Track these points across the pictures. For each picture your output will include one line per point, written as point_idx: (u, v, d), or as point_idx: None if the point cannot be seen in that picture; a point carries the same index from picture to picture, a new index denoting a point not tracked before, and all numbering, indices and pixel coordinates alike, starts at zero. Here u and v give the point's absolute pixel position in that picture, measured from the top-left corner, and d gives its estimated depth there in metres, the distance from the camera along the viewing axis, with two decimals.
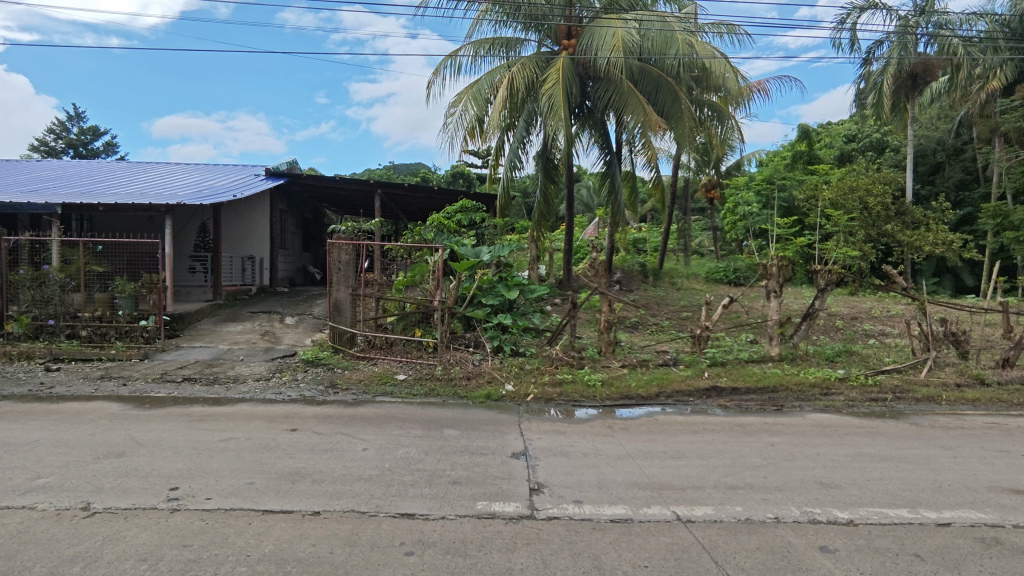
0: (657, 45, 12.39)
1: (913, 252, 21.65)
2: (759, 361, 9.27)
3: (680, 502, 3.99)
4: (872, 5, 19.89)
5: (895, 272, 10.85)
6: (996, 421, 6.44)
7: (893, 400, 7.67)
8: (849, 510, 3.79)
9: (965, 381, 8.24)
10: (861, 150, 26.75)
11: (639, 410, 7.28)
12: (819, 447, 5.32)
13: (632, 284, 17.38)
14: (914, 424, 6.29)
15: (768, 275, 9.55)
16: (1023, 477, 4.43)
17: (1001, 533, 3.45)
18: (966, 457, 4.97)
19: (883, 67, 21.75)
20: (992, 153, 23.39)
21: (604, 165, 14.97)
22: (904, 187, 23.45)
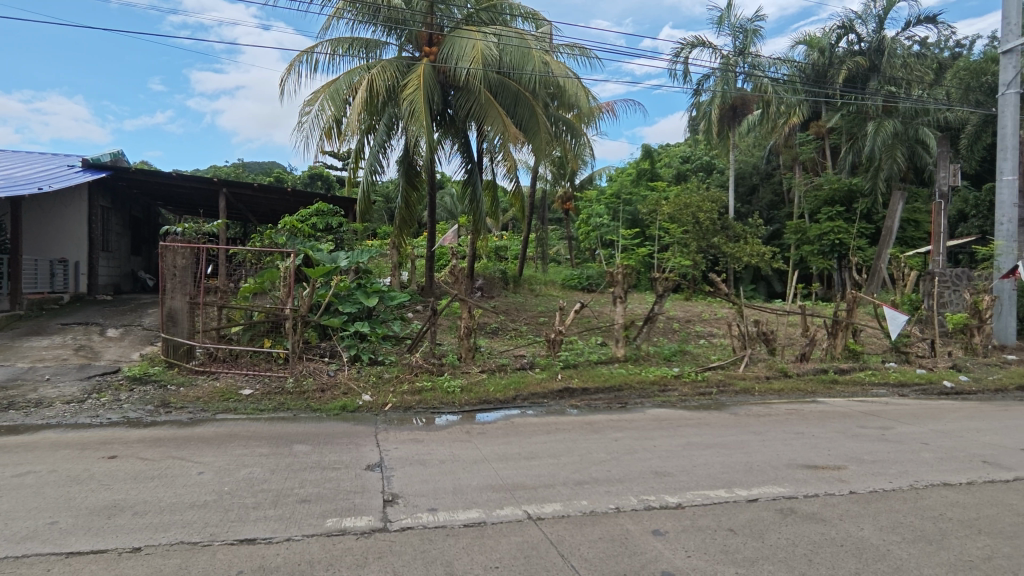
0: (515, 61, 12.85)
1: (735, 263, 24.56)
2: (607, 361, 9.98)
3: (531, 501, 4.13)
4: (701, 42, 22.45)
5: (720, 279, 12.23)
6: (794, 408, 7.55)
7: (718, 393, 8.68)
8: (678, 495, 4.20)
9: (773, 373, 9.57)
10: (693, 170, 29.94)
11: (497, 413, 7.45)
12: (656, 439, 5.83)
13: (493, 291, 17.80)
14: (733, 413, 7.17)
15: (614, 282, 10.29)
16: (813, 454, 5.23)
17: (795, 503, 4.04)
18: (771, 440, 5.76)
19: (711, 99, 24.69)
20: (793, 178, 27.47)
21: (465, 173, 15.12)
22: (728, 205, 26.65)
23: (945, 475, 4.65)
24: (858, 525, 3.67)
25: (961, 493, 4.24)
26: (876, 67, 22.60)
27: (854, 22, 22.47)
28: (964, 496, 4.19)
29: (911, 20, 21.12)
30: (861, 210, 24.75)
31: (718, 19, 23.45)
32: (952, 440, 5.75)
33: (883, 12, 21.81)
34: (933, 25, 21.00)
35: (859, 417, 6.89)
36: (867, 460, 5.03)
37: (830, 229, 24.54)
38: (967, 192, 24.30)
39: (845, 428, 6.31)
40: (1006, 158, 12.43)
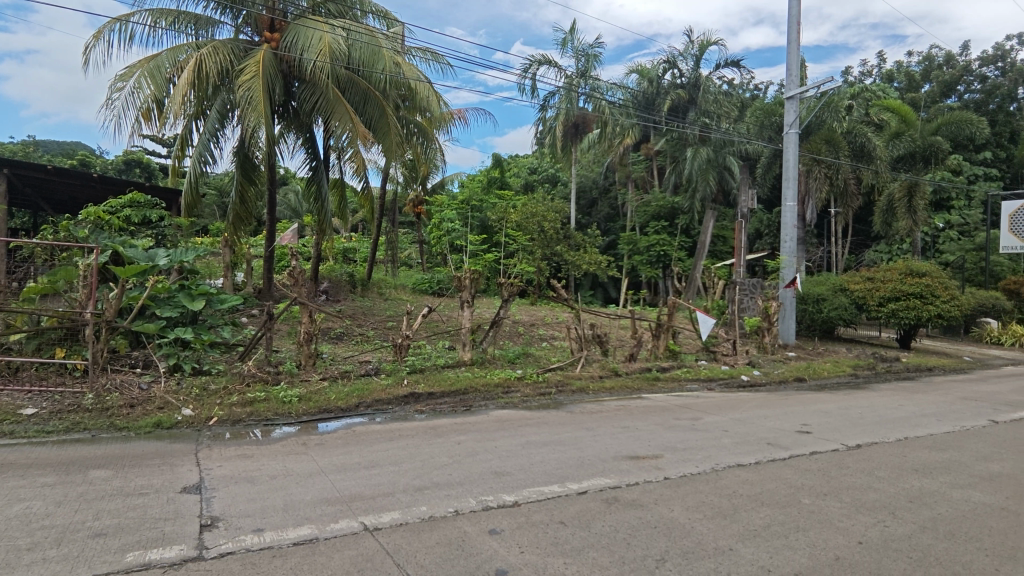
0: (364, 58, 12.49)
1: (575, 270, 26.22)
2: (454, 365, 10.06)
3: (368, 511, 4.00)
4: (547, 61, 23.66)
5: (561, 285, 12.95)
6: (622, 404, 8.24)
7: (556, 392, 9.15)
8: (515, 493, 4.35)
9: (605, 373, 10.38)
10: (540, 181, 31.67)
11: (338, 422, 7.10)
12: (497, 440, 5.98)
13: (339, 294, 17.01)
14: (569, 411, 7.61)
15: (462, 286, 10.36)
16: (636, 446, 5.74)
17: (619, 492, 4.39)
18: (601, 434, 6.20)
19: (555, 115, 26.31)
20: (627, 194, 30.11)
21: (309, 170, 14.29)
22: (570, 215, 28.35)
23: (739, 457, 5.38)
24: (670, 507, 4.09)
25: (751, 472, 4.92)
26: (693, 100, 25.22)
27: (677, 58, 25.15)
28: (753, 474, 4.87)
29: (721, 62, 24.18)
30: (680, 225, 27.94)
31: (563, 41, 24.87)
32: (746, 426, 6.67)
33: (699, 52, 24.68)
34: (737, 68, 24.28)
35: (675, 410, 7.70)
36: (680, 448, 5.64)
37: (656, 242, 27.38)
38: (762, 214, 28.49)
39: (664, 420, 7.02)
40: (789, 187, 14.77)
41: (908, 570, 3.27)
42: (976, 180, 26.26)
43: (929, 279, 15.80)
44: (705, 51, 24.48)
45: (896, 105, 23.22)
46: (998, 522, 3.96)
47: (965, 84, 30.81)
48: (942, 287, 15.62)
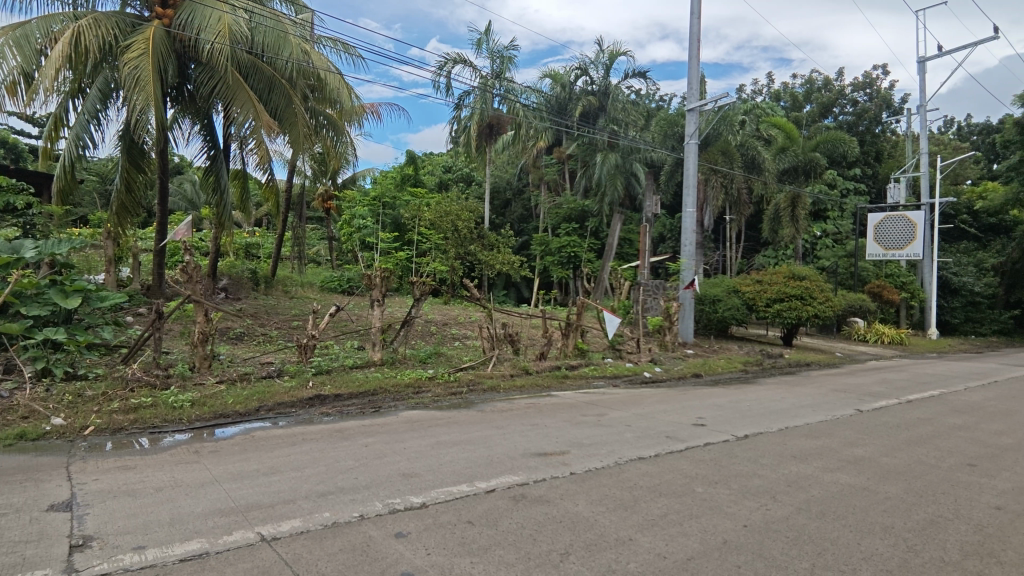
0: (269, 44, 11.90)
1: (489, 269, 26.33)
2: (363, 366, 9.78)
3: (266, 520, 3.80)
4: (462, 59, 23.59)
5: (474, 284, 12.94)
6: (532, 402, 8.37)
7: (467, 391, 9.13)
8: (423, 494, 4.29)
9: (516, 371, 10.53)
10: (454, 180, 31.74)
11: (236, 428, 6.67)
12: (406, 441, 5.88)
13: (240, 292, 16.01)
14: (480, 410, 7.62)
15: (372, 284, 10.08)
16: (544, 443, 5.85)
17: (526, 489, 4.46)
18: (510, 433, 6.27)
19: (470, 115, 26.35)
20: (540, 196, 30.71)
21: (207, 159, 13.36)
22: (484, 215, 28.43)
23: (640, 450, 5.64)
24: (575, 501, 4.21)
25: (651, 464, 5.17)
26: (603, 107, 26.09)
27: (588, 66, 25.93)
28: (652, 466, 5.12)
29: (629, 72, 25.22)
30: (590, 228, 28.86)
31: (478, 41, 24.89)
32: (647, 420, 7.01)
33: (609, 60, 25.57)
34: (643, 79, 25.43)
35: (582, 407, 7.94)
36: (586, 443, 5.83)
37: (567, 243, 28.13)
38: (666, 219, 30.07)
39: (571, 417, 7.21)
40: (689, 194, 15.68)
41: (786, 547, 3.58)
42: (848, 194, 29.18)
43: (809, 282, 17.38)
44: (614, 60, 25.41)
45: (783, 123, 25.15)
46: (862, 501, 4.42)
47: (840, 106, 34.14)
48: (820, 290, 17.21)
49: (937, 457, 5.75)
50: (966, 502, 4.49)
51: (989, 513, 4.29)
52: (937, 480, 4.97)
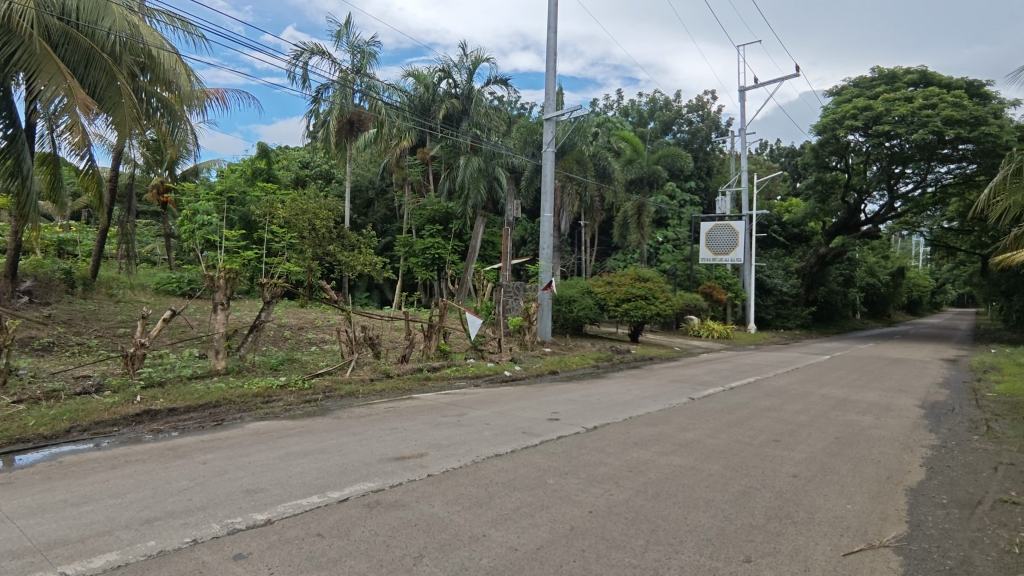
0: (86, 11, 10.49)
1: (350, 270, 25.32)
2: (203, 376, 8.90)
3: (74, 557, 3.30)
4: (320, 50, 22.43)
5: (331, 286, 12.31)
6: (392, 406, 8.19)
7: (323, 398, 8.66)
8: (268, 510, 4.01)
9: (376, 375, 10.27)
10: (312, 176, 30.33)
11: (39, 453, 5.70)
12: (251, 455, 5.44)
13: (49, 295, 13.75)
14: (336, 417, 7.30)
15: (214, 287, 9.15)
16: (402, 446, 5.76)
17: (382, 495, 4.34)
18: (367, 438, 6.08)
19: (329, 110, 25.22)
20: (403, 196, 30.30)
21: (4, 140, 11.30)
22: (343, 214, 27.28)
23: (496, 447, 5.76)
24: (430, 503, 4.19)
25: (506, 460, 5.31)
26: (466, 111, 26.09)
27: (451, 69, 26.05)
28: (507, 462, 5.27)
29: (491, 78, 25.71)
30: (454, 229, 28.98)
31: (337, 33, 23.86)
32: (504, 418, 7.19)
33: (472, 66, 25.83)
34: (505, 86, 26.07)
35: (441, 408, 7.94)
36: (444, 444, 5.83)
37: (431, 245, 28.05)
38: (527, 223, 31.21)
39: (431, 418, 7.18)
40: (547, 200, 16.32)
41: (625, 528, 3.87)
42: (685, 204, 32.38)
43: (652, 284, 18.97)
44: (477, 66, 25.75)
45: (630, 136, 27.27)
46: (689, 479, 4.92)
47: (678, 125, 37.98)
48: (661, 290, 18.85)
49: (750, 435, 6.58)
50: (771, 472, 5.20)
51: (788, 480, 5.00)
52: (750, 456, 5.70)
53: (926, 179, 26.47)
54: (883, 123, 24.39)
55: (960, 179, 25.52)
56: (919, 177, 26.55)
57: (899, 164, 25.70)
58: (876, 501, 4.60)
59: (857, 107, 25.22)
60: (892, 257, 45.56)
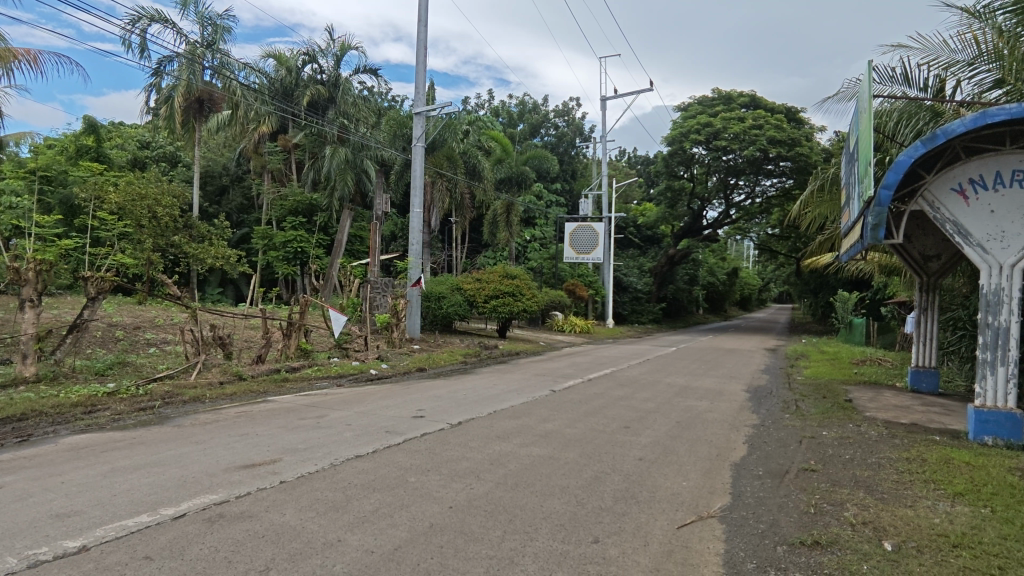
0: None
1: (198, 264, 23.00)
2: (5, 386, 7.59)
3: None
4: (162, 17, 20.10)
5: (173, 281, 11.04)
6: (244, 410, 7.57)
7: (160, 406, 7.73)
8: (82, 536, 3.51)
9: (226, 378, 9.43)
10: (153, 159, 27.40)
11: None
12: (65, 473, 4.73)
13: None
14: (175, 426, 6.59)
15: (21, 281, 7.80)
16: (252, 453, 5.36)
17: (225, 507, 4.00)
18: (212, 447, 5.57)
19: (173, 84, 22.65)
20: (262, 185, 28.26)
21: None
22: (191, 202, 24.64)
23: (357, 448, 5.57)
24: (281, 511, 3.94)
25: (366, 461, 5.15)
26: (333, 99, 25.17)
27: (316, 53, 24.76)
28: (367, 463, 5.11)
29: (359, 67, 24.79)
30: (319, 223, 27.56)
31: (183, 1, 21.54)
32: (367, 418, 6.97)
33: (339, 52, 24.68)
34: (374, 77, 25.24)
35: (300, 410, 7.49)
36: (300, 448, 5.52)
37: (293, 238, 26.29)
38: (396, 218, 30.63)
39: (286, 422, 6.75)
40: (416, 195, 16.04)
41: (484, 520, 3.94)
42: (551, 205, 33.67)
43: (519, 281, 19.48)
44: (344, 53, 24.65)
45: (500, 136, 27.94)
46: (546, 468, 5.13)
47: (545, 129, 39.62)
48: (527, 288, 19.44)
49: (604, 424, 7.02)
50: (621, 457, 5.59)
51: (634, 464, 5.41)
52: (602, 443, 6.08)
53: (754, 191, 30.05)
54: (720, 139, 27.29)
55: (781, 191, 29.25)
56: (749, 189, 30.08)
57: (733, 177, 28.93)
58: (707, 477, 5.14)
59: (700, 124, 27.97)
60: (728, 258, 51.22)
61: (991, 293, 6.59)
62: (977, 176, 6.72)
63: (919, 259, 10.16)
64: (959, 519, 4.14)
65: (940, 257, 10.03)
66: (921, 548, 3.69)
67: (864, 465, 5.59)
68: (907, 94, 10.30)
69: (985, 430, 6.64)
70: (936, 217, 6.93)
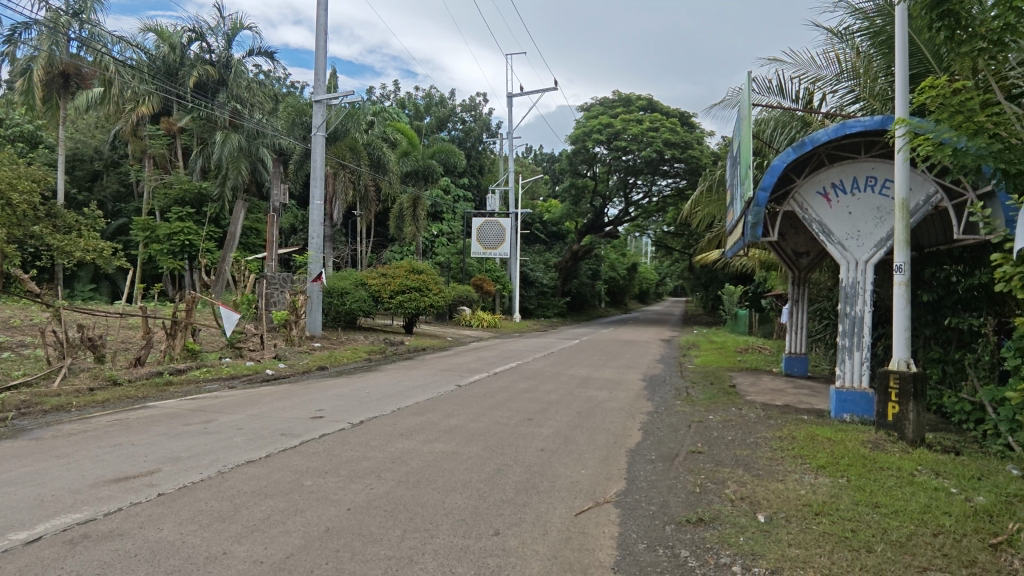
0: None
1: (64, 257, 20.57)
2: None
3: None
4: None
5: (32, 277, 9.81)
6: (118, 418, 6.89)
7: (15, 417, 6.86)
8: None
9: (98, 384, 8.53)
10: (8, 138, 24.24)
11: None
12: None
13: None
14: (33, 438, 5.87)
15: None
16: (127, 465, 4.89)
17: (91, 527, 3.62)
18: (78, 460, 5.03)
19: (31, 55, 20.07)
20: (142, 171, 25.85)
21: None
22: (55, 187, 22.04)
23: (248, 454, 5.25)
24: (157, 527, 3.63)
25: (257, 466, 4.87)
26: (223, 81, 23.43)
27: (204, 31, 22.96)
28: (259, 468, 4.83)
29: (253, 49, 23.25)
30: (209, 214, 25.55)
31: None
32: (261, 421, 6.59)
33: (230, 31, 22.99)
34: (270, 60, 23.81)
35: (184, 416, 6.94)
36: (183, 457, 5.11)
37: (179, 230, 23.90)
38: (295, 210, 29.18)
39: (169, 429, 6.22)
40: (317, 186, 15.30)
41: (383, 521, 3.85)
42: (459, 200, 33.49)
43: (425, 276, 19.21)
44: (237, 33, 22.99)
45: (406, 129, 27.44)
46: (450, 464, 5.12)
47: (452, 123, 39.43)
48: (434, 283, 19.22)
49: (507, 416, 7.12)
50: (523, 449, 5.69)
51: (536, 454, 5.53)
52: (505, 436, 6.16)
53: (651, 190, 31.64)
54: (620, 140, 28.46)
55: (675, 191, 31.01)
56: (647, 188, 31.66)
57: (632, 176, 30.30)
58: (605, 464, 5.35)
59: (601, 124, 29.04)
60: (628, 253, 53.61)
61: (849, 286, 7.39)
62: (838, 181, 7.50)
63: (791, 255, 11.19)
64: (821, 489, 4.61)
65: (809, 253, 11.10)
66: (790, 518, 4.07)
67: (744, 445, 6.07)
68: (782, 104, 11.27)
69: (844, 408, 7.43)
70: (804, 217, 7.66)
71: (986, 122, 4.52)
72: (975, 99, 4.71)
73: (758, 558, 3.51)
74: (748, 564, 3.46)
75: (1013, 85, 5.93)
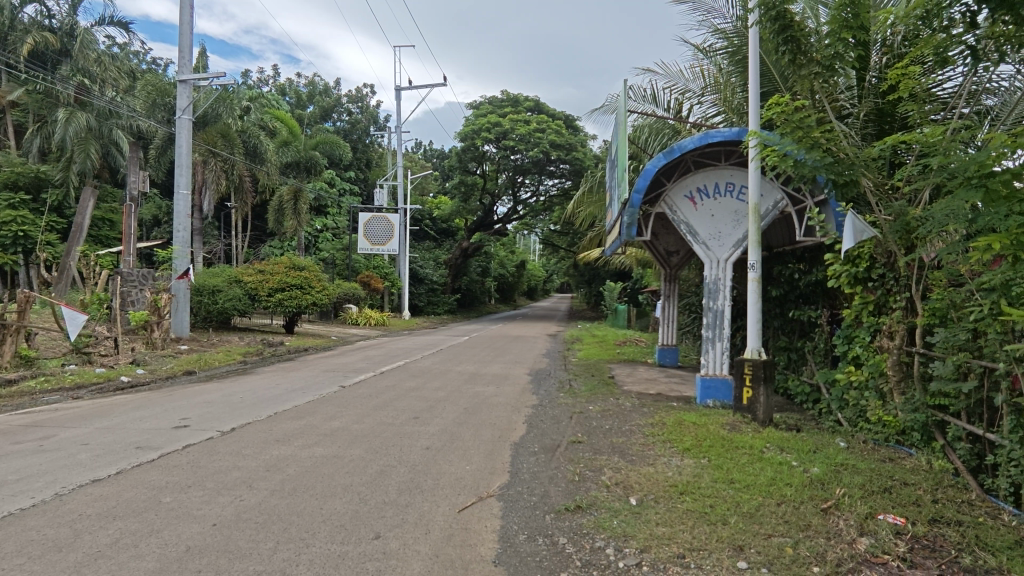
0: None
1: None
2: None
3: None
4: None
5: None
6: None
7: None
8: None
9: None
10: None
11: None
12: None
13: None
14: None
15: None
16: None
17: None
18: None
19: None
20: None
21: None
22: None
23: (95, 472, 4.67)
24: None
25: (105, 485, 4.36)
26: (67, 52, 20.94)
27: None
28: (107, 487, 4.32)
29: (105, 18, 20.86)
30: (51, 202, 22.27)
31: None
32: (112, 434, 5.91)
33: None
34: (125, 32, 21.45)
35: (14, 433, 6.04)
36: (10, 481, 4.44)
37: (10, 218, 20.31)
38: (158, 200, 26.51)
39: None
40: (183, 174, 14.03)
41: (252, 534, 3.61)
42: (345, 193, 32.18)
43: (307, 272, 18.26)
44: None
45: (286, 117, 26.05)
46: (329, 468, 4.91)
47: (337, 113, 37.89)
48: (317, 280, 18.32)
49: (392, 416, 6.97)
50: (408, 448, 5.60)
51: (421, 453, 5.46)
52: (389, 436, 6.02)
53: (538, 189, 32.46)
54: (508, 139, 28.98)
55: (560, 192, 32.00)
56: (534, 188, 32.45)
57: (520, 175, 30.84)
58: (490, 459, 5.42)
59: (490, 123, 29.38)
60: (517, 251, 54.59)
61: (712, 282, 8.07)
62: (702, 185, 8.16)
63: (664, 254, 12.01)
64: (686, 470, 5.00)
65: (679, 252, 11.96)
66: (658, 499, 4.37)
67: (619, 434, 6.41)
68: (655, 112, 12.05)
69: (708, 394, 8.11)
70: (674, 218, 8.25)
71: (819, 137, 5.17)
72: (812, 116, 5.35)
73: (629, 539, 3.74)
74: (620, 545, 3.67)
75: (841, 108, 6.79)
